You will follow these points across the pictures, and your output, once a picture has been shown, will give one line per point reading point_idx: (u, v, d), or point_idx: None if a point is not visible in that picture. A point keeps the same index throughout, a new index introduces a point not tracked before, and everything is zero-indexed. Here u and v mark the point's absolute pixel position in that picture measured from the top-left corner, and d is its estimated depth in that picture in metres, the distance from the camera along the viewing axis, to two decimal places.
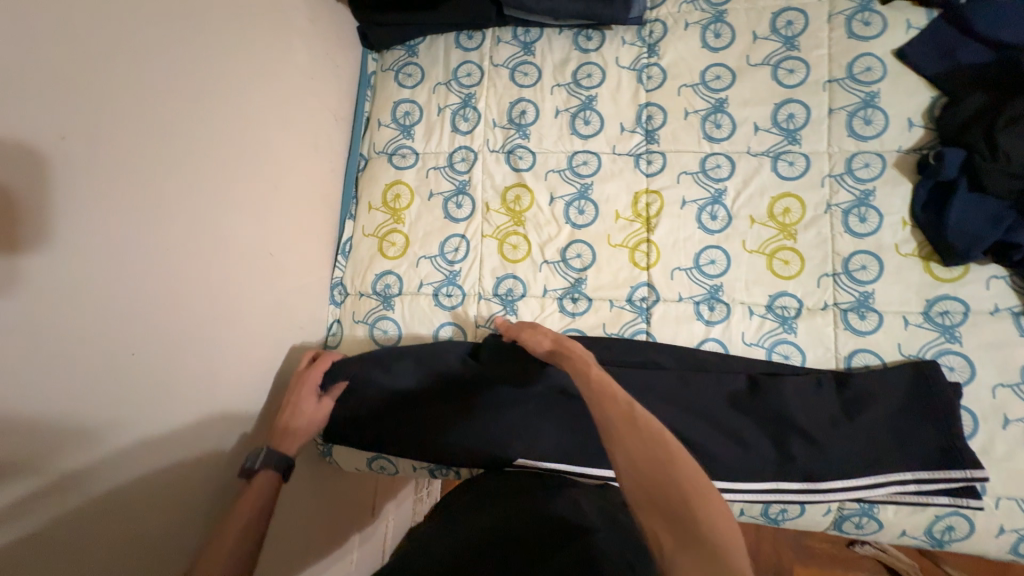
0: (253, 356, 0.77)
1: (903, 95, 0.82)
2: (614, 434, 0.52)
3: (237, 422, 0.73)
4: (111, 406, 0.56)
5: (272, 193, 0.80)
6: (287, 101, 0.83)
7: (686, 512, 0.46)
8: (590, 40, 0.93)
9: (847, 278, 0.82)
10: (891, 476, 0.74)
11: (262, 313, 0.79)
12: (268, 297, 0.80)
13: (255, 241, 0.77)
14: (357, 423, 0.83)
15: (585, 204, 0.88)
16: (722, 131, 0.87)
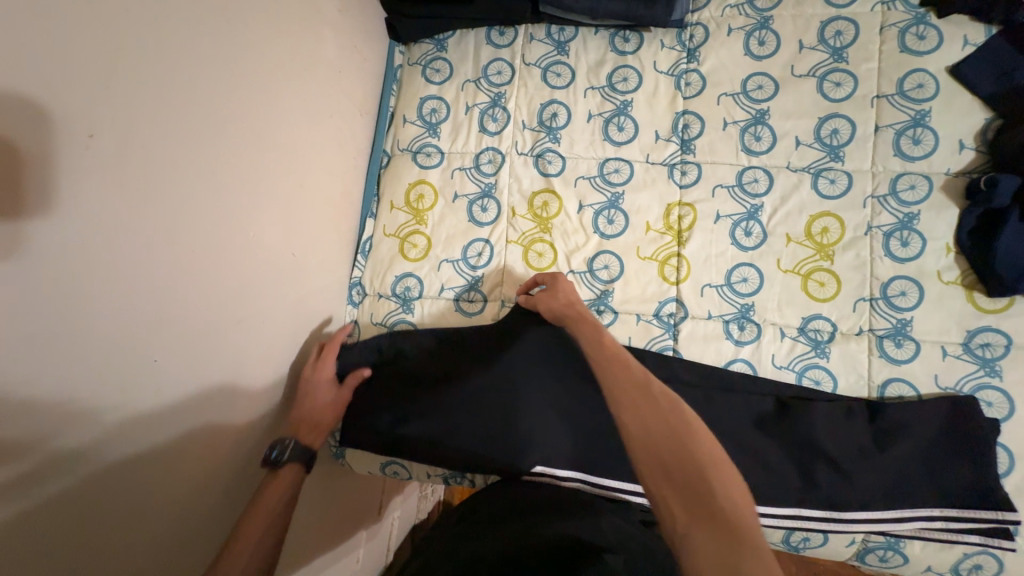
0: (270, 359, 0.75)
1: (955, 114, 0.78)
2: (625, 400, 0.55)
3: (253, 425, 0.72)
4: (133, 415, 0.54)
5: (295, 191, 0.77)
6: (313, 94, 0.80)
7: (698, 482, 0.47)
8: (627, 42, 0.89)
9: (885, 304, 0.79)
10: (920, 510, 0.72)
11: (281, 313, 0.77)
12: (287, 297, 0.77)
13: (277, 240, 0.75)
14: (373, 429, 0.81)
15: (615, 214, 0.85)
16: (762, 144, 0.84)
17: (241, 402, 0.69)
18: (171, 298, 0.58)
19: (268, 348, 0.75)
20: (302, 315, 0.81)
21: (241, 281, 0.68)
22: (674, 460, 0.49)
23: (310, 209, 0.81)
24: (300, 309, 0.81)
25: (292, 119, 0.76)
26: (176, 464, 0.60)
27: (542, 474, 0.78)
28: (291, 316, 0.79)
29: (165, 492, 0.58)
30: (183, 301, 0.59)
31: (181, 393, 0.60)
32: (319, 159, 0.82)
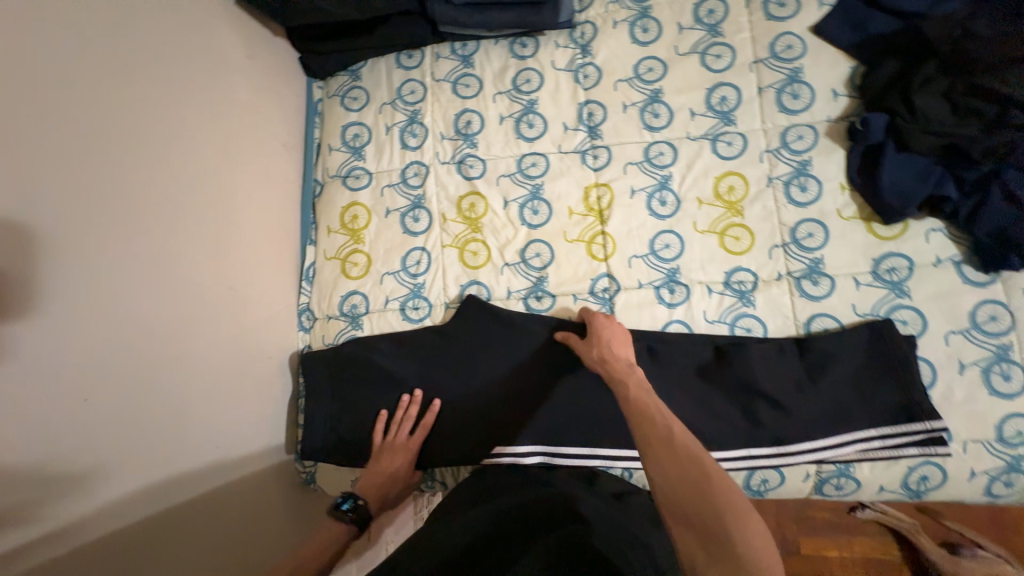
0: (217, 391, 0.77)
1: (824, 67, 0.86)
2: (650, 454, 0.54)
3: (204, 455, 0.74)
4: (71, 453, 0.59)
5: (224, 228, 0.81)
6: (232, 136, 0.84)
7: (718, 536, 0.47)
8: (525, 47, 0.96)
9: (796, 247, 0.84)
10: (855, 431, 0.77)
11: (225, 346, 0.79)
12: (228, 330, 0.80)
13: (210, 277, 0.78)
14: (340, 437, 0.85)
15: (539, 204, 0.90)
16: (661, 120, 0.90)
17: (187, 437, 0.72)
18: (89, 344, 0.61)
19: (214, 380, 0.77)
20: (247, 345, 0.83)
21: (173, 320, 0.71)
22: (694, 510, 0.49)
23: (244, 243, 0.85)
24: (246, 340, 0.83)
25: (211, 163, 0.80)
26: (113, 502, 0.63)
27: (502, 454, 0.83)
28: (236, 348, 0.81)
29: (103, 532, 0.62)
30: (107, 345, 0.63)
31: (115, 430, 0.63)
32: (247, 195, 0.86)
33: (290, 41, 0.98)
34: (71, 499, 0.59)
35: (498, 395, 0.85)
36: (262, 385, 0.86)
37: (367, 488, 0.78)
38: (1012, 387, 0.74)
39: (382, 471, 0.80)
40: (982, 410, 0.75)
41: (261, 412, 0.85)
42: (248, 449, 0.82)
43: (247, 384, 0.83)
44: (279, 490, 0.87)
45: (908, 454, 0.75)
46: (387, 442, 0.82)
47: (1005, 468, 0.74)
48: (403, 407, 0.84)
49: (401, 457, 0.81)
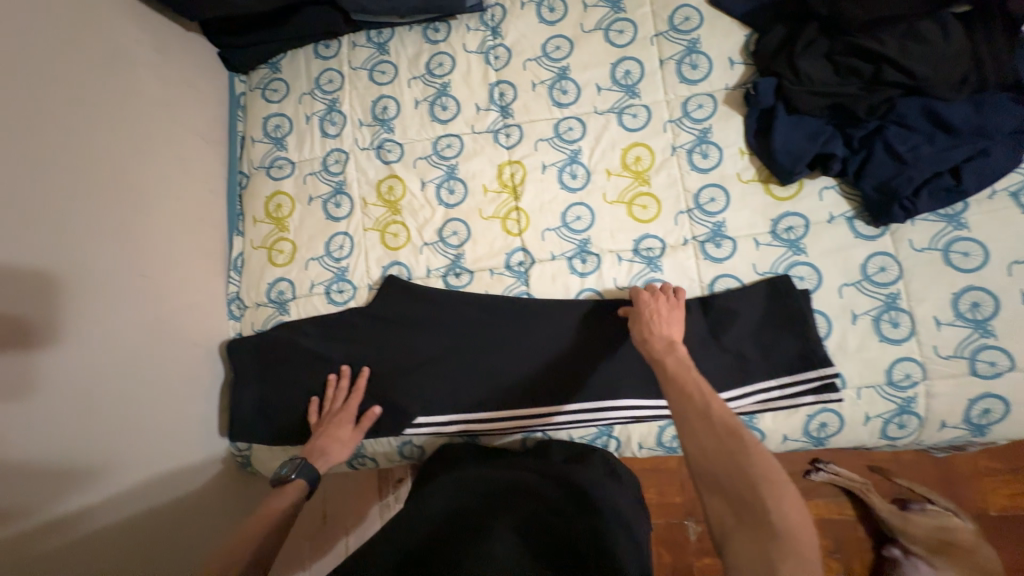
0: (136, 377, 0.79)
1: (720, 37, 0.89)
2: (685, 424, 0.59)
3: (134, 437, 0.78)
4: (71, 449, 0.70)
5: (138, 220, 0.83)
6: (144, 130, 0.86)
7: (750, 500, 0.51)
8: (438, 32, 0.98)
9: (699, 212, 0.87)
10: (750, 383, 0.80)
11: (147, 332, 0.82)
12: (147, 318, 0.83)
13: (122, 267, 0.79)
14: (266, 415, 0.90)
15: (454, 184, 0.93)
16: (569, 96, 0.93)
17: (133, 424, 0.78)
18: None
19: (133, 366, 0.79)
20: (169, 333, 0.86)
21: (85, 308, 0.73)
22: (730, 480, 0.53)
23: (162, 235, 0.87)
24: (167, 327, 0.86)
25: (120, 154, 0.81)
26: (97, 489, 0.73)
27: (426, 424, 0.88)
28: (156, 335, 0.84)
29: (105, 515, 0.74)
30: (11, 334, 0.65)
31: (98, 424, 0.74)
32: (164, 187, 0.88)
33: (207, 36, 1.00)
34: (74, 486, 0.71)
35: (419, 369, 0.88)
36: (188, 370, 0.89)
37: (306, 449, 0.80)
38: (900, 334, 0.78)
39: (320, 434, 0.82)
40: (874, 357, 0.78)
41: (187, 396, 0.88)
42: (172, 431, 0.85)
43: (172, 369, 0.86)
44: (209, 467, 0.92)
45: (801, 400, 0.79)
46: (324, 417, 0.86)
47: (896, 411, 0.78)
48: (331, 382, 0.88)
49: (342, 426, 0.84)
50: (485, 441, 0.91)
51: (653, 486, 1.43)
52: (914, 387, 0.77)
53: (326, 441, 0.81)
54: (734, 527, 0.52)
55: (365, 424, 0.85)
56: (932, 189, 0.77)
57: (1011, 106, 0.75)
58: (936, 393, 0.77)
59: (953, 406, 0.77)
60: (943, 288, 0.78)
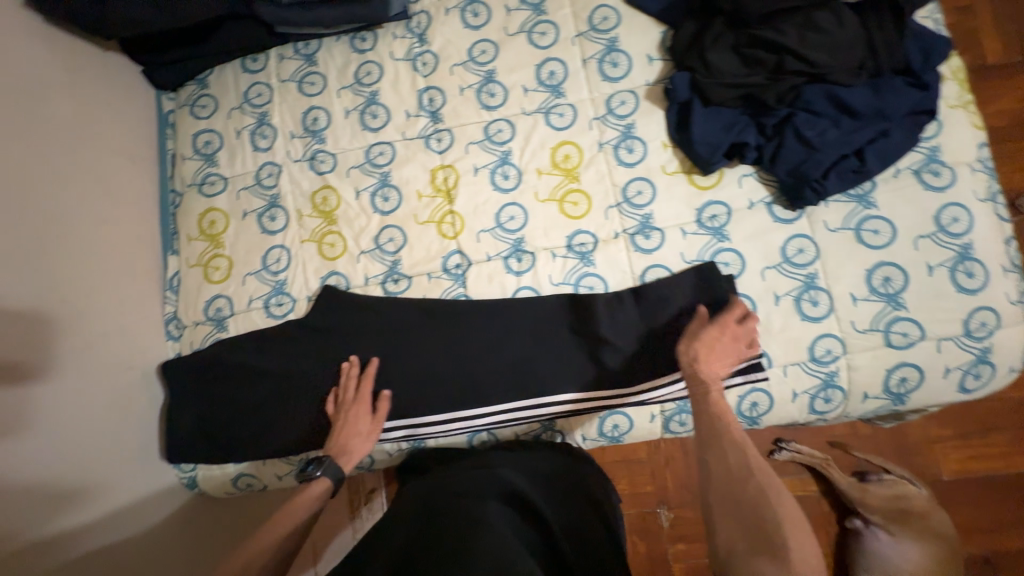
0: (56, 405, 0.77)
1: (637, 35, 0.92)
2: (714, 446, 0.64)
3: (90, 458, 0.81)
4: (69, 468, 0.78)
5: (56, 245, 0.81)
6: (59, 152, 0.84)
7: (760, 526, 0.57)
8: (365, 41, 0.99)
9: (628, 206, 0.89)
10: (679, 368, 0.83)
11: (69, 357, 0.80)
12: (70, 344, 0.81)
13: (38, 293, 0.77)
14: (207, 436, 0.90)
15: (388, 191, 0.93)
16: (497, 98, 0.94)
17: (120, 439, 0.86)
18: None
19: (53, 393, 0.77)
20: (96, 357, 0.84)
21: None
22: (748, 507, 0.58)
23: (84, 258, 0.85)
24: (94, 351, 0.84)
25: (34, 179, 0.79)
26: (98, 502, 0.81)
27: None
28: (79, 361, 0.82)
29: (115, 523, 0.83)
30: None
31: (93, 442, 0.82)
32: (86, 209, 0.86)
33: (129, 54, 0.99)
34: (79, 502, 0.78)
35: (361, 376, 0.88)
36: (120, 393, 0.87)
37: (329, 448, 0.81)
38: (820, 311, 0.81)
39: (339, 428, 0.83)
40: (797, 336, 0.81)
41: (134, 418, 0.89)
42: (145, 447, 0.90)
43: (101, 394, 0.84)
44: (152, 489, 0.90)
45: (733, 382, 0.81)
46: (340, 406, 0.85)
47: (821, 386, 0.81)
48: (343, 370, 0.87)
49: (359, 419, 0.83)
50: (432, 443, 0.92)
51: (625, 476, 1.37)
52: (836, 361, 0.81)
53: (346, 436, 0.82)
54: (744, 550, 0.56)
55: (381, 414, 0.84)
56: (840, 172, 0.80)
57: (905, 88, 0.80)
58: (857, 365, 0.80)
59: (874, 377, 0.80)
60: (856, 266, 0.81)
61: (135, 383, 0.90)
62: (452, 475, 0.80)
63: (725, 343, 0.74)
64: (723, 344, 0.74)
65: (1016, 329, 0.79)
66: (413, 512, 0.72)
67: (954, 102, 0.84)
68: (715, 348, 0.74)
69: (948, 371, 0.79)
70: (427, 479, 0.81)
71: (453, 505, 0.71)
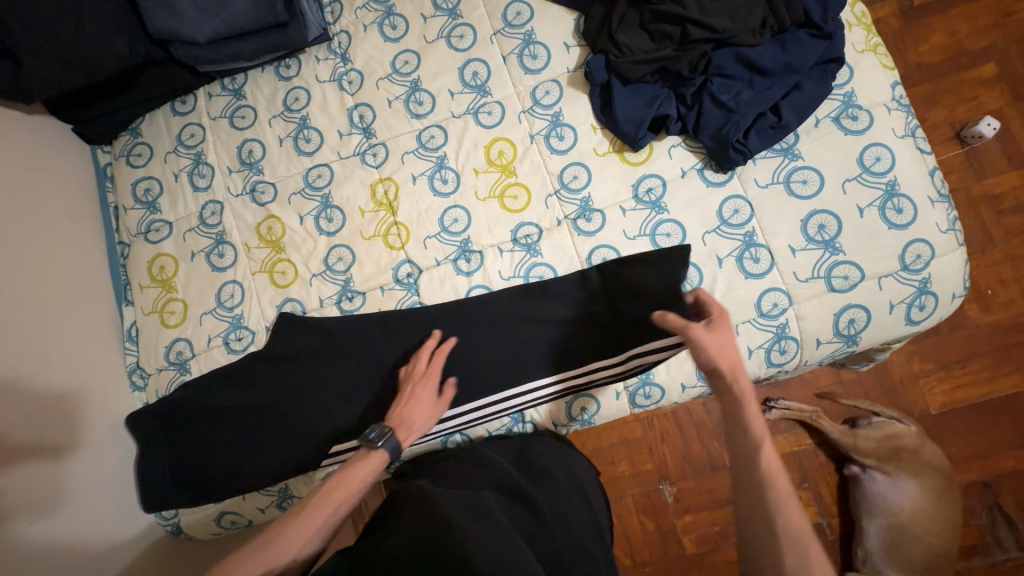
0: (13, 489, 0.74)
1: (552, 25, 0.94)
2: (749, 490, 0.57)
3: (71, 506, 0.81)
4: (55, 516, 0.79)
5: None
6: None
7: None
8: (289, 68, 1.00)
9: (566, 191, 0.90)
10: (632, 343, 0.85)
11: (24, 434, 0.78)
12: (26, 415, 0.79)
13: None
14: (181, 480, 0.90)
15: (331, 212, 0.94)
16: (425, 106, 0.95)
17: (99, 484, 0.87)
18: None
19: (12, 475, 0.75)
20: (51, 433, 0.82)
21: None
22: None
23: (28, 321, 0.83)
24: (50, 420, 0.82)
25: None
26: (89, 546, 0.82)
27: (341, 450, 0.87)
28: (38, 436, 0.79)
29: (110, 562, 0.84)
30: None
31: (72, 489, 0.83)
32: (25, 274, 0.85)
33: (55, 113, 0.99)
34: (70, 549, 0.79)
35: (328, 397, 0.88)
36: (81, 466, 0.85)
37: (392, 417, 0.79)
38: (762, 267, 0.83)
39: (404, 400, 0.80)
40: (742, 294, 0.83)
41: (105, 464, 0.89)
42: (123, 489, 0.90)
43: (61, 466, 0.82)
44: (134, 537, 0.89)
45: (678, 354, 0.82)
46: (409, 378, 0.83)
47: (774, 338, 0.83)
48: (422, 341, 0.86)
49: (425, 395, 0.82)
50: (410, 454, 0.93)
51: (624, 458, 1.38)
52: (785, 313, 0.82)
53: (409, 410, 0.80)
54: None
55: (440, 395, 0.83)
56: (759, 130, 0.82)
57: (810, 40, 0.82)
58: (805, 314, 0.82)
59: (824, 322, 0.82)
60: (790, 217, 0.83)
61: (99, 452, 0.88)
62: (442, 467, 0.81)
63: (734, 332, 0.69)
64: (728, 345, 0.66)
65: (952, 256, 0.81)
66: (388, 508, 0.72)
67: (863, 47, 0.86)
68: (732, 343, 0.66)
69: (893, 306, 0.81)
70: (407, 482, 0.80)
71: (418, 500, 0.69)
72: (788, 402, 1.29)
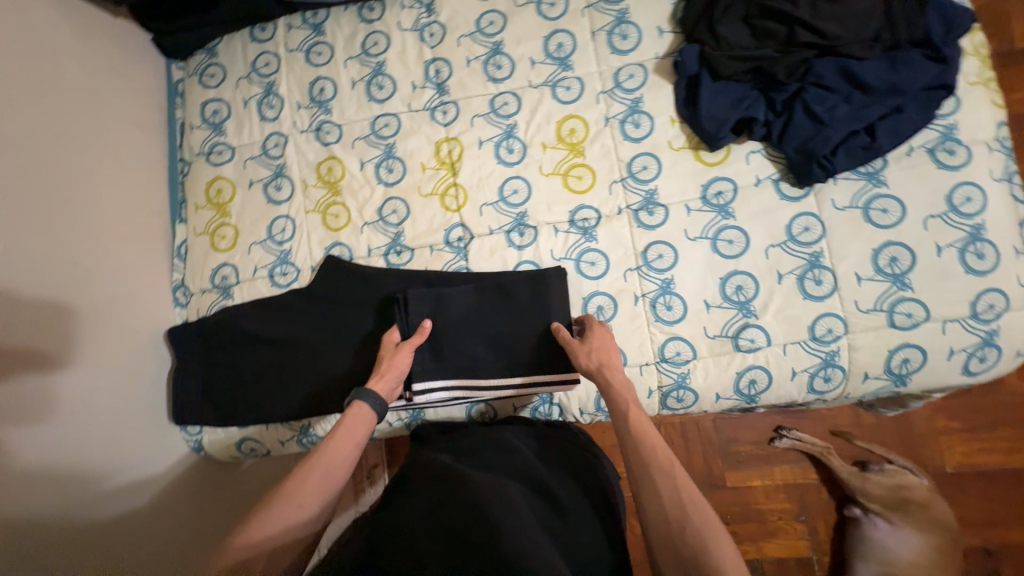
0: (49, 400, 0.74)
1: (648, 7, 0.90)
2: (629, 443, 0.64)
3: (114, 405, 0.84)
4: (106, 411, 0.83)
5: (61, 207, 0.80)
6: (62, 126, 0.82)
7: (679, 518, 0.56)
8: (373, 11, 0.98)
9: (632, 180, 0.88)
10: (672, 344, 0.84)
11: (73, 338, 0.79)
12: (75, 321, 0.80)
13: (46, 248, 0.77)
14: (213, 400, 0.92)
15: (393, 162, 0.94)
16: (504, 71, 0.93)
17: (144, 389, 0.90)
18: None
19: (47, 390, 0.74)
20: (101, 338, 0.84)
21: (6, 287, 0.71)
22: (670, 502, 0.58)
23: (93, 222, 0.85)
24: (102, 322, 0.84)
25: (51, 137, 0.80)
26: (130, 445, 0.86)
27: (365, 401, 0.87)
28: (75, 357, 0.79)
29: (147, 465, 0.88)
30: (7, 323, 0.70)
31: (120, 391, 0.86)
32: (92, 179, 0.86)
33: (137, 20, 0.99)
34: (120, 441, 0.84)
35: (363, 345, 0.88)
36: (123, 385, 0.87)
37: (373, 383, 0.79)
38: (823, 290, 0.81)
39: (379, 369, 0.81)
40: (796, 314, 0.81)
41: (146, 372, 0.91)
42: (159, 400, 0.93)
43: (100, 389, 0.82)
44: (166, 447, 0.93)
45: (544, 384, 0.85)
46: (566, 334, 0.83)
47: (821, 365, 0.81)
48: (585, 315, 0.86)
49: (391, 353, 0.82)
50: (430, 415, 0.93)
51: None
52: (837, 341, 0.80)
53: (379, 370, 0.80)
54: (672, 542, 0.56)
55: (417, 339, 0.81)
56: (849, 149, 0.79)
57: (923, 61, 0.77)
58: (858, 346, 0.80)
59: (876, 357, 0.80)
60: (862, 245, 0.80)
61: (112, 414, 0.83)
62: (467, 443, 0.78)
63: (602, 333, 0.77)
64: (603, 341, 0.77)
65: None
66: (407, 478, 0.70)
67: (974, 79, 0.81)
68: (589, 343, 0.76)
69: (952, 353, 0.78)
70: (432, 447, 0.80)
71: (441, 475, 0.67)
72: (803, 434, 1.27)
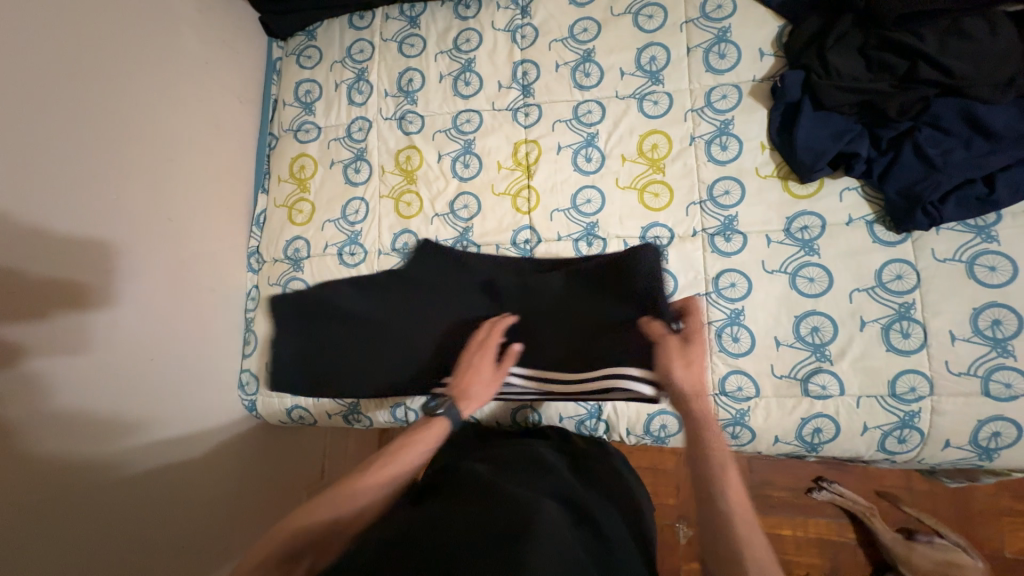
0: (129, 343, 0.80)
1: (752, 28, 0.87)
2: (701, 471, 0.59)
3: (187, 357, 0.90)
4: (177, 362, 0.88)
5: (164, 168, 0.86)
6: (175, 93, 0.89)
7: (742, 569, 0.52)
8: (468, 8, 0.99)
9: (712, 204, 0.85)
10: (735, 378, 0.81)
11: (160, 289, 0.85)
12: (159, 273, 0.85)
13: (146, 204, 0.83)
14: (271, 365, 0.96)
15: (470, 158, 0.95)
16: (591, 79, 0.92)
17: (215, 344, 0.95)
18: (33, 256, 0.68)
19: (129, 335, 0.80)
20: (184, 292, 0.90)
21: (106, 236, 0.77)
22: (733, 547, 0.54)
23: (190, 184, 0.91)
24: (186, 278, 0.90)
25: (163, 104, 0.87)
26: (194, 396, 0.91)
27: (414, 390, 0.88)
28: (159, 307, 0.85)
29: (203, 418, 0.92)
30: (103, 269, 0.77)
31: (194, 344, 0.91)
32: (192, 145, 0.92)
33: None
34: (183, 392, 0.89)
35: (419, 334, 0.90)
36: (197, 339, 0.92)
37: (455, 389, 0.75)
38: (910, 345, 0.75)
39: (462, 373, 0.77)
40: (877, 365, 0.76)
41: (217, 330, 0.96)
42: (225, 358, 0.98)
43: (175, 340, 0.88)
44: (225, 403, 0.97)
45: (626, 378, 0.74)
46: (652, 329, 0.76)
47: (897, 424, 0.75)
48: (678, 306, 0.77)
49: (484, 365, 0.77)
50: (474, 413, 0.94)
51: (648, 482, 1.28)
52: (919, 402, 0.75)
53: (468, 380, 0.76)
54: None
55: (507, 365, 0.78)
56: (960, 198, 0.73)
57: None
58: (943, 410, 0.74)
59: (960, 424, 0.74)
60: (962, 302, 0.74)
61: (161, 372, 0.85)
62: (503, 454, 0.77)
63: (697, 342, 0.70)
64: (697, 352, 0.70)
65: None
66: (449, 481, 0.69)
67: None
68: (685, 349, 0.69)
69: None
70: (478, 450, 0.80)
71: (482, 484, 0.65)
72: (845, 490, 1.19)
